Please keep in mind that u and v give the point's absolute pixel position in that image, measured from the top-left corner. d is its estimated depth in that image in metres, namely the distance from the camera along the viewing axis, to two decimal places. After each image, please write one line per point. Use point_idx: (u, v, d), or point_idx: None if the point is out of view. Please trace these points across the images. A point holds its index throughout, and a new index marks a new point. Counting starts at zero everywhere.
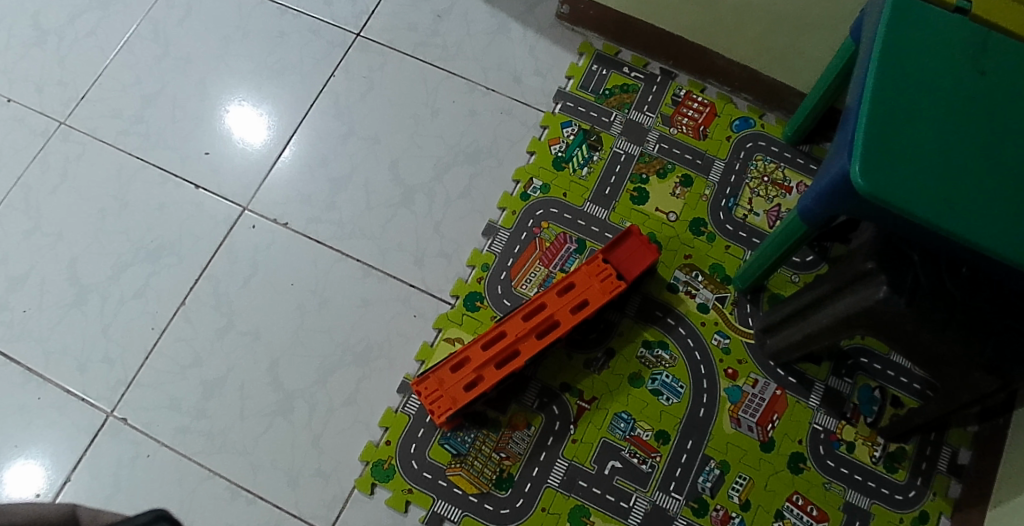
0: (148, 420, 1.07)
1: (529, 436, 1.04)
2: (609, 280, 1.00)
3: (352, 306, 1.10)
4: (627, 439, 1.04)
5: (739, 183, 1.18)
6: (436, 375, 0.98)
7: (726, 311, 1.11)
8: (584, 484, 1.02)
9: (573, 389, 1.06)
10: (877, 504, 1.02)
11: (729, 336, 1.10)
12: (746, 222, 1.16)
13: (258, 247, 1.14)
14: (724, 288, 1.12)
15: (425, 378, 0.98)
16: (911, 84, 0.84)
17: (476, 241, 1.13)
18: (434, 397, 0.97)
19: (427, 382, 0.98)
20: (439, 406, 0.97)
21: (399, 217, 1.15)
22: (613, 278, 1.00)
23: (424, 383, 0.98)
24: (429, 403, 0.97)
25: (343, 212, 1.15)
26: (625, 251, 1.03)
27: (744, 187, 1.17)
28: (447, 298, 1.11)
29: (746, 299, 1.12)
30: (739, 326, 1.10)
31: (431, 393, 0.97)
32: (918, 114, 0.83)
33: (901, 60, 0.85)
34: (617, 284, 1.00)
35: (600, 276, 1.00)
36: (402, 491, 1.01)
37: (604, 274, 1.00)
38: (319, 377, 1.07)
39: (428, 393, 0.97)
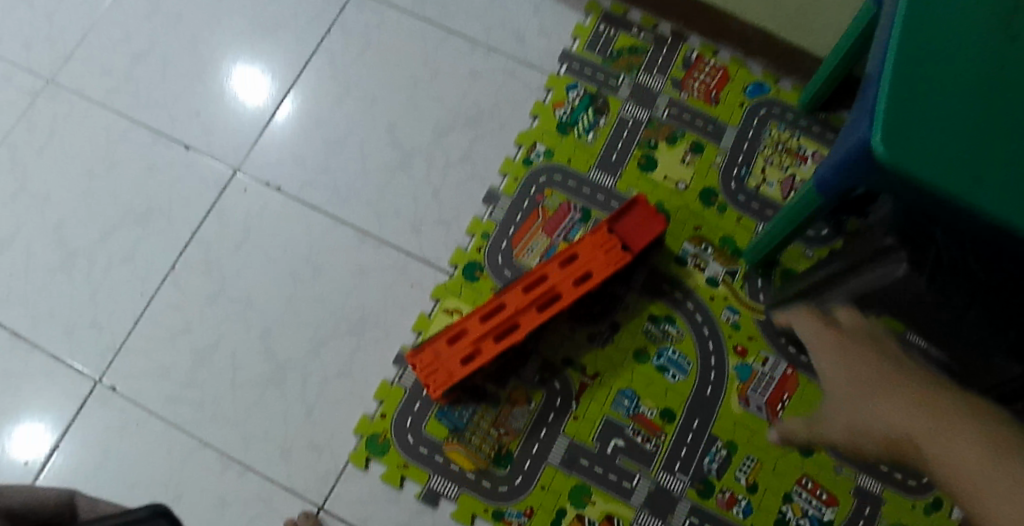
0: (136, 388, 1.04)
1: (529, 412, 1.00)
2: (614, 251, 0.96)
3: (346, 273, 1.07)
4: (631, 417, 1.00)
5: (751, 152, 1.13)
6: (432, 348, 0.94)
7: (737, 285, 1.07)
8: (586, 463, 0.99)
9: (576, 363, 1.02)
10: (889, 489, 0.99)
11: (739, 312, 1.05)
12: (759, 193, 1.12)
13: (249, 211, 1.11)
14: (734, 262, 1.08)
15: (420, 351, 0.94)
16: (935, 46, 0.78)
17: (476, 207, 1.09)
18: (430, 370, 0.93)
19: (422, 355, 0.94)
20: (434, 381, 0.93)
21: (397, 182, 1.11)
22: (618, 249, 0.96)
23: (420, 356, 0.94)
24: (425, 377, 0.93)
25: (339, 176, 1.12)
26: (631, 221, 0.99)
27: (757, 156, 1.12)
28: (445, 268, 1.07)
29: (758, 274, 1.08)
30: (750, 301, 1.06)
31: (425, 367, 0.94)
32: (943, 79, 0.77)
33: (928, 21, 0.79)
34: (623, 256, 0.96)
35: (605, 247, 0.96)
36: (397, 466, 0.98)
37: (609, 245, 0.96)
38: (312, 346, 1.04)
39: (423, 366, 0.94)
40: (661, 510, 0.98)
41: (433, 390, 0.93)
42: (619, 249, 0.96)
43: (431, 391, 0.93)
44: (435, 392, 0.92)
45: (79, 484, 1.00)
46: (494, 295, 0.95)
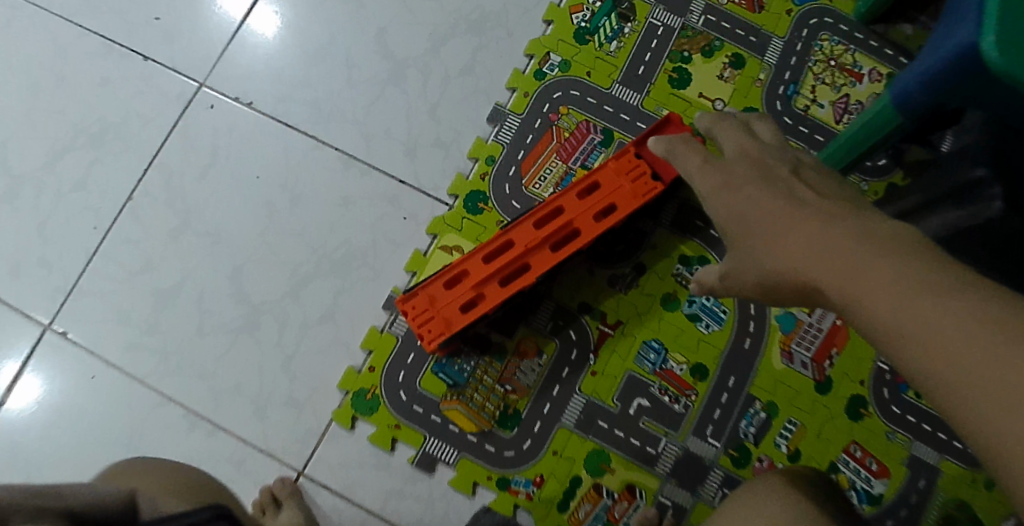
0: (92, 335, 0.91)
1: (540, 367, 0.86)
2: (643, 180, 0.81)
3: (329, 204, 0.93)
4: (657, 373, 0.87)
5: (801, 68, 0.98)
6: (427, 293, 0.80)
7: None
8: (604, 425, 0.86)
9: (594, 310, 0.88)
10: (947, 460, 0.86)
11: None
12: (807, 116, 0.98)
13: (217, 130, 0.97)
14: None
15: (413, 296, 0.80)
16: None
17: (480, 128, 0.94)
18: (424, 318, 0.79)
19: (415, 301, 0.80)
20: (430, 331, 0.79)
21: (386, 97, 0.96)
22: (647, 177, 0.81)
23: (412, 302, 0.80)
24: (418, 327, 0.79)
25: (319, 91, 0.97)
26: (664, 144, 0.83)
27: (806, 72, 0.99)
28: (444, 198, 0.93)
29: None
30: None
31: (419, 315, 0.79)
32: None
33: None
34: (654, 186, 0.81)
35: (632, 174, 0.81)
36: (387, 427, 0.85)
37: (636, 172, 0.81)
38: (291, 288, 0.90)
39: (416, 314, 0.79)
40: (688, 479, 0.86)
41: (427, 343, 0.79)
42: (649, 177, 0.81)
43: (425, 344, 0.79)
44: (431, 345, 0.79)
45: (27, 444, 0.88)
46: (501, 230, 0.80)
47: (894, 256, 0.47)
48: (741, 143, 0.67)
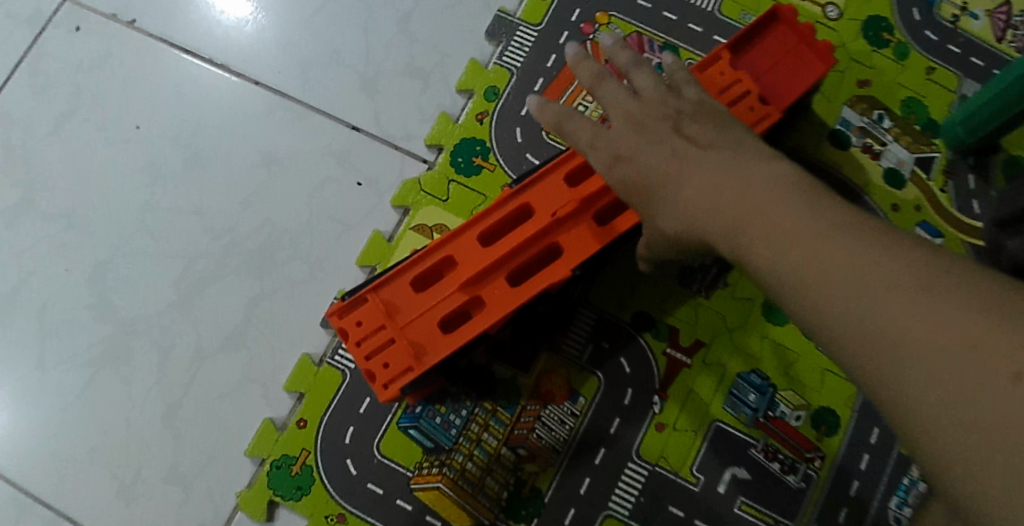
0: None
1: (573, 418, 0.54)
2: (745, 104, 0.50)
3: (243, 166, 0.61)
4: (759, 426, 0.54)
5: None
6: (385, 300, 0.47)
7: (935, 188, 0.63)
8: (678, 512, 0.53)
9: (657, 325, 0.55)
10: None
11: (939, 233, 0.62)
12: (958, 30, 0.66)
13: (83, 63, 0.65)
14: (929, 145, 0.63)
15: (358, 306, 0.47)
16: None
17: (475, 48, 0.63)
18: (381, 344, 0.46)
19: (362, 315, 0.47)
20: (391, 365, 0.46)
21: (333, 7, 0.64)
22: (756, 97, 0.50)
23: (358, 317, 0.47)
24: (369, 359, 0.46)
25: (236, 3, 0.65)
26: (768, 55, 0.53)
27: None
28: (419, 153, 0.60)
29: (969, 166, 0.63)
30: (960, 217, 0.62)
31: (373, 339, 0.46)
32: None
33: None
34: (766, 113, 0.49)
35: (727, 97, 0.50)
36: (325, 519, 0.53)
37: (733, 94, 0.50)
38: (181, 296, 0.58)
39: (366, 337, 0.47)
40: None
41: (387, 385, 0.46)
42: (756, 101, 0.50)
43: (380, 389, 0.46)
44: (394, 387, 0.46)
45: None
46: (505, 195, 0.48)
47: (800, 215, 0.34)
48: (627, 110, 0.43)
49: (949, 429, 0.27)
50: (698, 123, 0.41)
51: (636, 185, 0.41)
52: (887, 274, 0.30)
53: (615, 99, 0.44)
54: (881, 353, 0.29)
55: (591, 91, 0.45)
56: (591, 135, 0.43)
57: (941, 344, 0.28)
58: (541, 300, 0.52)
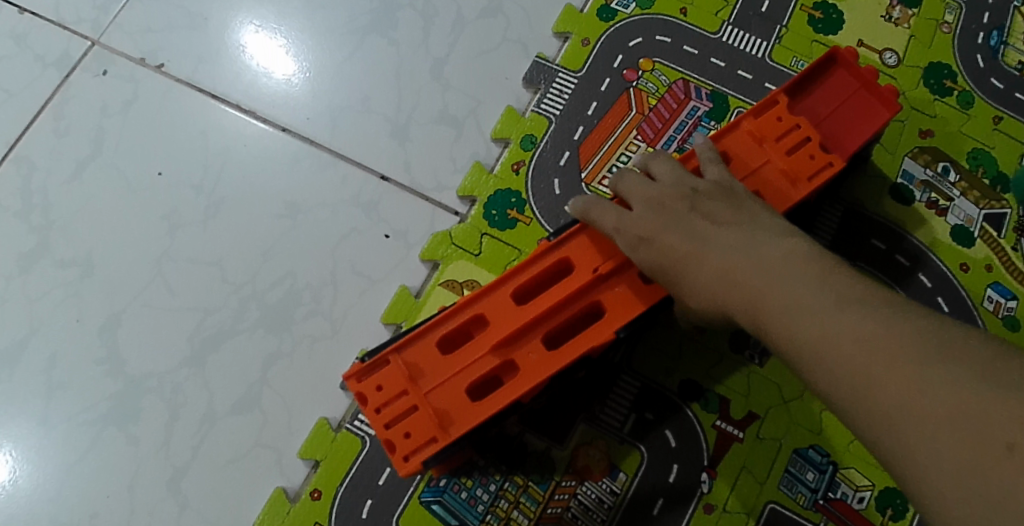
0: None
1: (612, 497, 0.49)
2: (805, 152, 0.46)
3: (265, 215, 0.58)
4: (819, 510, 0.49)
5: (1003, 6, 0.63)
6: (407, 363, 0.43)
7: (1008, 246, 0.57)
8: None
9: (705, 395, 0.50)
10: None
11: (1016, 295, 0.56)
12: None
13: (109, 106, 0.63)
14: (1000, 200, 0.58)
15: (378, 369, 0.43)
16: None
17: (512, 95, 0.60)
18: (403, 412, 0.42)
19: (382, 378, 0.43)
20: (412, 435, 0.42)
21: (365, 53, 0.62)
22: (817, 145, 0.46)
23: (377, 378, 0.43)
24: (390, 427, 0.42)
25: (266, 49, 0.64)
26: (825, 100, 0.49)
27: (1014, 13, 0.63)
28: (451, 204, 0.57)
29: None
30: None
31: (394, 407, 0.42)
32: None
33: None
34: (829, 161, 0.45)
35: (786, 145, 0.46)
36: None
37: (792, 142, 0.46)
38: (196, 350, 0.54)
39: (386, 404, 0.42)
40: None
41: (409, 458, 0.41)
42: (817, 148, 0.46)
43: (400, 462, 0.42)
44: (418, 462, 0.41)
45: None
46: (542, 249, 0.44)
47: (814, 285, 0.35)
48: (646, 196, 0.43)
49: (955, 497, 0.28)
50: (715, 201, 0.41)
51: (661, 264, 0.40)
52: (882, 343, 0.32)
53: (637, 188, 0.43)
54: (890, 426, 0.30)
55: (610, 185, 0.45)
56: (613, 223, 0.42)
57: (928, 411, 0.29)
58: (582, 365, 0.47)
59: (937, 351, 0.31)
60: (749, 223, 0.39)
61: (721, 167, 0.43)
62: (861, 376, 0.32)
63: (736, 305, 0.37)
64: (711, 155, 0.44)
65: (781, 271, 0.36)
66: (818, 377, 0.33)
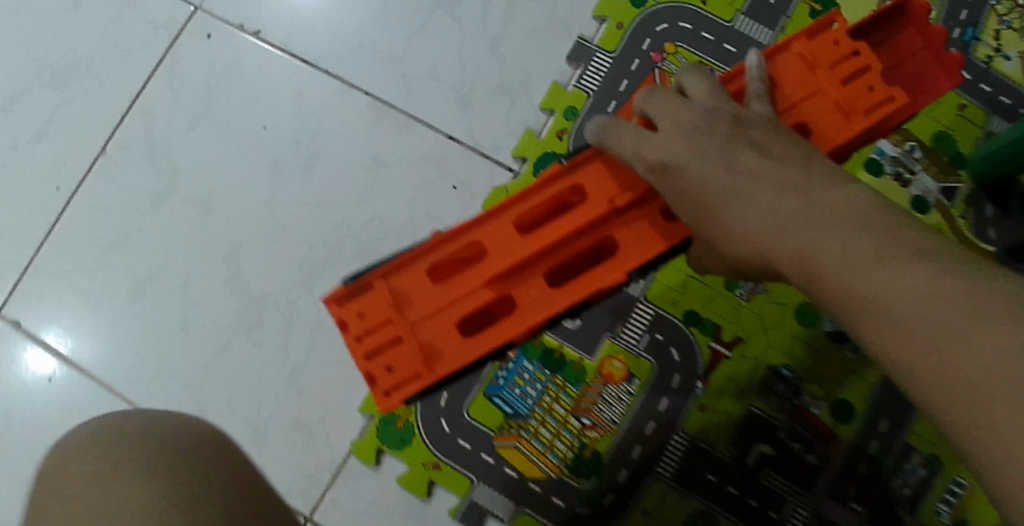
0: (47, 329, 0.71)
1: (629, 396, 0.64)
2: (860, 84, 0.47)
3: (354, 167, 0.71)
4: (787, 412, 0.64)
5: (978, 5, 0.74)
6: (396, 293, 0.47)
7: (956, 215, 0.71)
8: (713, 479, 0.64)
9: (704, 322, 0.65)
10: None
11: None
12: (990, 70, 0.73)
13: (214, 67, 0.74)
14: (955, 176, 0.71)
15: (362, 294, 0.47)
16: None
17: (557, 70, 0.72)
18: (386, 343, 0.46)
19: (371, 304, 0.47)
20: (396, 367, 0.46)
21: (433, 27, 0.73)
22: (874, 76, 0.47)
23: (364, 304, 0.47)
24: (374, 359, 0.46)
25: None
26: (882, 33, 0.50)
27: (987, 13, 0.74)
28: (506, 162, 0.70)
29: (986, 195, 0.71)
30: (975, 241, 0.70)
31: (380, 332, 0.46)
32: None
33: None
34: (888, 95, 0.47)
35: (841, 73, 0.47)
36: (423, 467, 0.65)
37: (848, 69, 0.47)
38: (303, 275, 0.69)
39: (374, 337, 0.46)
40: None
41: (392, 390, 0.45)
42: (876, 80, 0.47)
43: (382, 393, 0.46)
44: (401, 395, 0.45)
45: None
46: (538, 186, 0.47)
47: (860, 230, 0.37)
48: (680, 120, 0.44)
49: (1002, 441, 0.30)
50: (760, 133, 0.42)
51: (700, 199, 0.42)
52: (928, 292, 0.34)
53: (671, 107, 0.45)
54: (930, 374, 0.33)
55: (642, 106, 0.46)
56: (635, 146, 0.44)
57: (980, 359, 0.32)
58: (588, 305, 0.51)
59: (988, 303, 0.33)
60: (799, 163, 0.41)
61: (764, 100, 0.46)
62: (902, 324, 0.34)
63: (782, 258, 0.39)
64: (757, 85, 0.47)
65: (830, 219, 0.38)
66: (856, 322, 0.36)
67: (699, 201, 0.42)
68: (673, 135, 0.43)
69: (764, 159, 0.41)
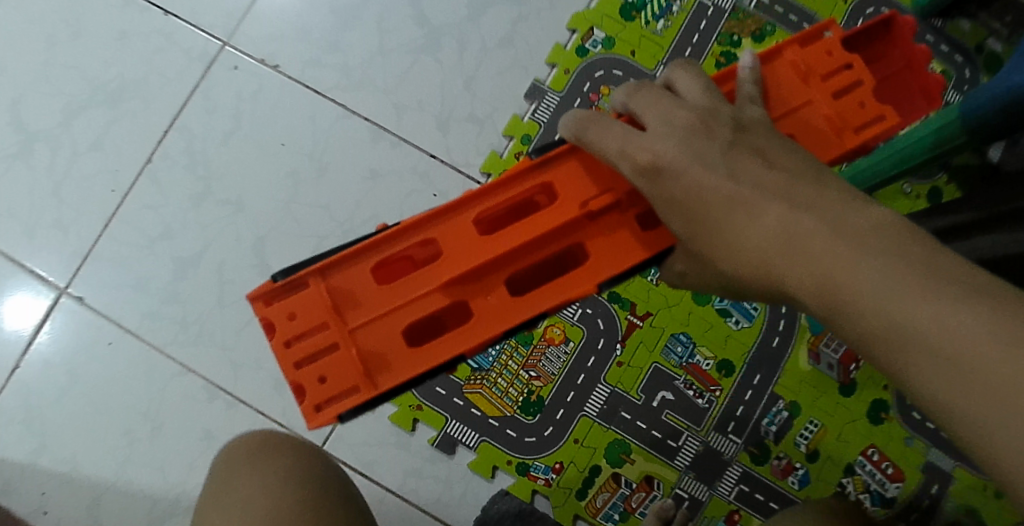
0: (109, 302, 0.88)
1: (565, 355, 0.86)
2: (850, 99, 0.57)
3: (358, 178, 0.90)
4: (683, 367, 0.86)
5: None
6: (331, 296, 0.55)
7: None
8: (627, 416, 0.85)
9: (623, 300, 0.86)
10: (962, 467, 0.85)
11: None
12: None
13: (242, 93, 0.92)
14: None
15: (294, 292, 0.55)
16: None
17: (516, 104, 0.92)
18: (323, 348, 0.55)
19: (304, 305, 0.55)
20: (327, 379, 0.55)
21: (421, 67, 0.92)
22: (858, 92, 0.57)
23: (297, 306, 0.55)
24: (298, 372, 0.54)
25: None
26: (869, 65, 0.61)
27: None
28: (476, 175, 0.90)
29: None
30: None
31: (315, 343, 0.54)
32: None
33: None
34: (878, 114, 0.56)
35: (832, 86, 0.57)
36: (409, 408, 0.86)
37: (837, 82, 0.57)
38: None
39: (309, 335, 0.55)
40: (707, 474, 0.85)
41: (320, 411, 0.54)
42: (866, 98, 0.57)
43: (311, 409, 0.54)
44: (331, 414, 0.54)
45: (45, 409, 0.88)
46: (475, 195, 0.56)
47: (849, 233, 0.43)
48: (672, 125, 0.51)
49: (972, 409, 0.38)
50: (759, 142, 0.50)
51: (693, 204, 0.49)
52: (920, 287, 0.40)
53: (661, 110, 0.52)
54: (908, 361, 0.40)
55: (628, 105, 0.55)
56: (622, 140, 0.51)
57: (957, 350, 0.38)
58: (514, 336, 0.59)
59: (958, 294, 0.39)
60: (802, 175, 0.47)
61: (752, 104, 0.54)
62: (889, 333, 0.40)
63: (791, 271, 0.45)
64: (750, 89, 0.56)
65: (846, 226, 0.44)
66: (849, 323, 0.42)
67: (690, 208, 0.49)
68: (662, 137, 0.50)
69: (770, 170, 0.48)
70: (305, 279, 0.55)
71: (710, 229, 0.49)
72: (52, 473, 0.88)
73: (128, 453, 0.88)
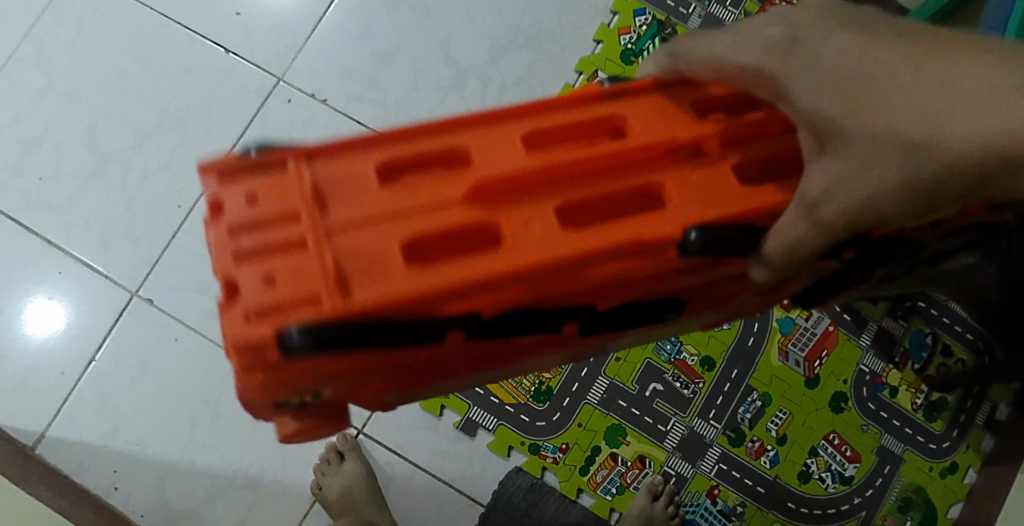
0: (176, 303, 1.00)
1: None
2: None
3: None
4: (672, 363, 1.00)
5: None
6: (316, 184, 0.41)
7: None
8: (623, 404, 1.00)
9: None
10: (910, 450, 1.01)
11: None
12: None
13: (293, 123, 1.04)
14: None
15: (263, 169, 0.41)
16: None
17: None
18: (276, 250, 0.39)
19: (260, 183, 0.41)
20: (278, 281, 0.39)
21: (449, 102, 1.06)
22: None
23: (250, 166, 0.41)
24: (246, 272, 0.39)
25: None
26: None
27: None
28: None
29: None
30: None
31: (259, 221, 0.40)
32: None
33: None
34: None
35: None
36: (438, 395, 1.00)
37: None
38: None
39: (269, 224, 0.40)
40: (692, 454, 0.99)
41: (255, 315, 0.38)
42: None
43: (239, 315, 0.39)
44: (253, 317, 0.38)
45: (117, 396, 0.98)
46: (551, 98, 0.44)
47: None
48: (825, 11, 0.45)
49: None
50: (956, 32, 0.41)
51: (854, 74, 0.41)
52: None
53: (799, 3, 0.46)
54: None
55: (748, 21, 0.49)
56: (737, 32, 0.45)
57: None
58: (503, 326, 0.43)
59: None
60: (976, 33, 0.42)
61: None
62: None
63: (960, 114, 0.38)
64: None
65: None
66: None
67: (849, 74, 0.41)
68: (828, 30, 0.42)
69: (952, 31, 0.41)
70: (278, 158, 0.41)
71: (870, 102, 0.40)
72: (122, 453, 0.97)
73: (191, 436, 0.98)
